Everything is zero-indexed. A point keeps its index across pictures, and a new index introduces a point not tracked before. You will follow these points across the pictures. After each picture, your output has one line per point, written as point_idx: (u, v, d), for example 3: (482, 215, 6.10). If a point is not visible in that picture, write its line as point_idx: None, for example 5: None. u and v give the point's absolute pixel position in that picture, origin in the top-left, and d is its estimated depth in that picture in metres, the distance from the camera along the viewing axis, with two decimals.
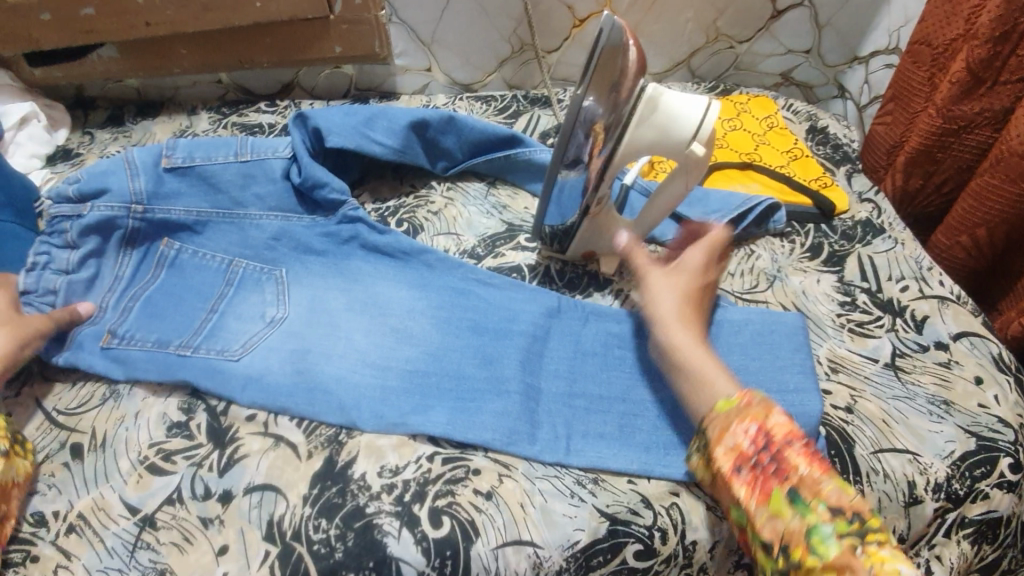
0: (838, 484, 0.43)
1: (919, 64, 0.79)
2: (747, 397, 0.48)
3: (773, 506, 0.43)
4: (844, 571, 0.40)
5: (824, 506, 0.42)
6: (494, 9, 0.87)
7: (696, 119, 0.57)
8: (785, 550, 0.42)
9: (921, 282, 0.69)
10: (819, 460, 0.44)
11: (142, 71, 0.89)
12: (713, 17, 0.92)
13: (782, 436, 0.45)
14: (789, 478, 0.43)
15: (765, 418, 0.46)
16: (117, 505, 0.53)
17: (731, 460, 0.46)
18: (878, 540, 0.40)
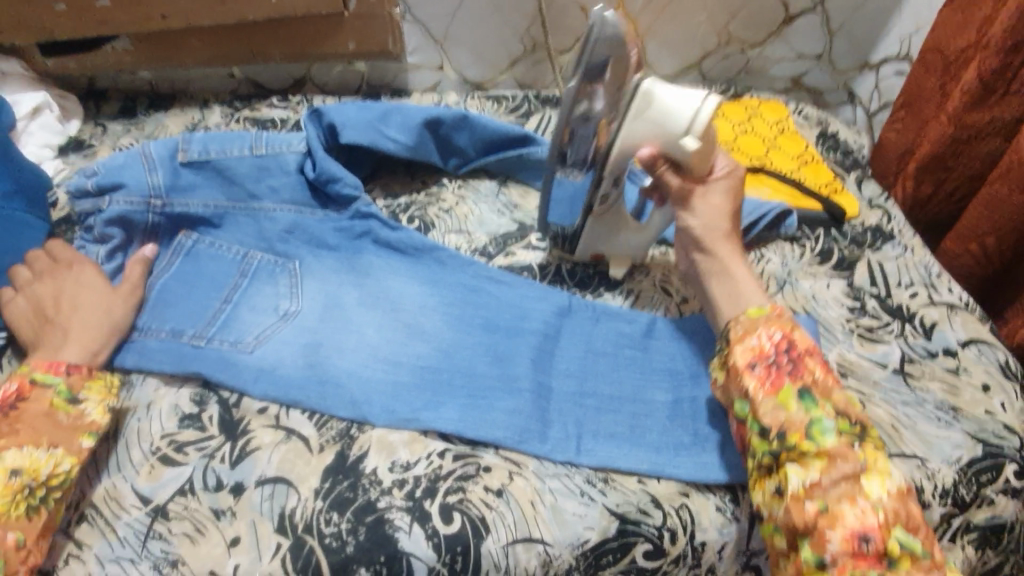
0: (845, 396, 0.51)
1: (930, 72, 0.79)
2: (779, 311, 0.56)
3: (780, 398, 0.51)
4: (836, 456, 0.48)
5: (831, 408, 0.50)
6: (508, 8, 0.87)
7: (690, 112, 0.57)
8: (783, 435, 0.49)
9: (930, 288, 0.70)
10: (829, 373, 0.53)
11: (156, 63, 0.89)
12: (725, 21, 0.92)
13: (803, 347, 0.53)
14: (804, 380, 0.51)
15: (790, 329, 0.54)
16: (129, 495, 0.53)
17: (750, 357, 0.54)
18: (873, 445, 0.49)
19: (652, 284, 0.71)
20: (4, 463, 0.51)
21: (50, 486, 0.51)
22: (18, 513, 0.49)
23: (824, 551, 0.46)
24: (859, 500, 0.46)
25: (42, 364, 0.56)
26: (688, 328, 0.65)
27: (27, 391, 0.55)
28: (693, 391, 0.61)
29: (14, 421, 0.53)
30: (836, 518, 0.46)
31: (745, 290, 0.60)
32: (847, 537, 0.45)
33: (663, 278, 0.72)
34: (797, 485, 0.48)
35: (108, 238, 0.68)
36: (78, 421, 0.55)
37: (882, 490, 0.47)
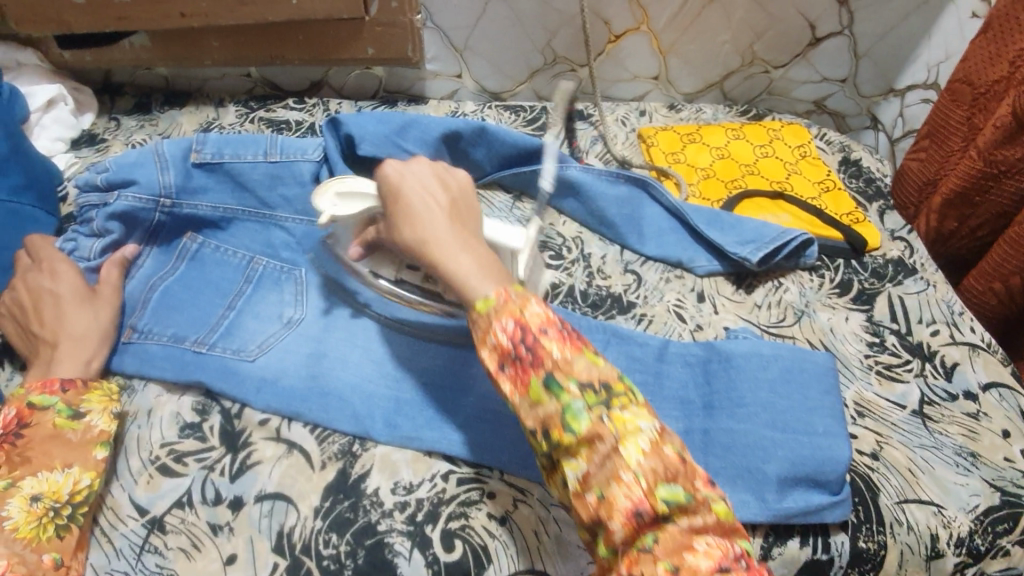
0: (587, 360, 0.44)
1: (959, 102, 0.77)
2: (505, 294, 0.46)
3: (532, 395, 0.44)
4: (594, 441, 0.42)
5: (574, 383, 0.43)
6: (529, 19, 0.86)
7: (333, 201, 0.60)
8: (546, 432, 0.43)
9: (952, 327, 0.68)
10: (572, 341, 0.45)
11: (173, 60, 0.89)
12: (750, 41, 0.90)
13: (537, 326, 0.45)
14: (544, 364, 0.44)
15: (522, 312, 0.45)
16: (126, 506, 0.53)
17: (494, 361, 0.45)
18: (621, 404, 0.43)
19: (665, 309, 0.70)
20: (23, 491, 0.49)
21: (75, 504, 0.50)
22: (48, 535, 0.48)
23: (615, 544, 0.41)
24: (622, 475, 0.41)
25: (38, 385, 0.55)
26: (703, 354, 0.63)
27: (28, 415, 0.53)
28: (704, 422, 0.59)
29: (25, 450, 0.51)
30: (612, 504, 0.40)
31: (465, 282, 0.48)
32: (625, 520, 0.40)
33: (677, 301, 0.70)
34: (575, 479, 0.42)
35: (107, 233, 0.67)
36: (87, 435, 0.53)
37: (640, 453, 0.41)
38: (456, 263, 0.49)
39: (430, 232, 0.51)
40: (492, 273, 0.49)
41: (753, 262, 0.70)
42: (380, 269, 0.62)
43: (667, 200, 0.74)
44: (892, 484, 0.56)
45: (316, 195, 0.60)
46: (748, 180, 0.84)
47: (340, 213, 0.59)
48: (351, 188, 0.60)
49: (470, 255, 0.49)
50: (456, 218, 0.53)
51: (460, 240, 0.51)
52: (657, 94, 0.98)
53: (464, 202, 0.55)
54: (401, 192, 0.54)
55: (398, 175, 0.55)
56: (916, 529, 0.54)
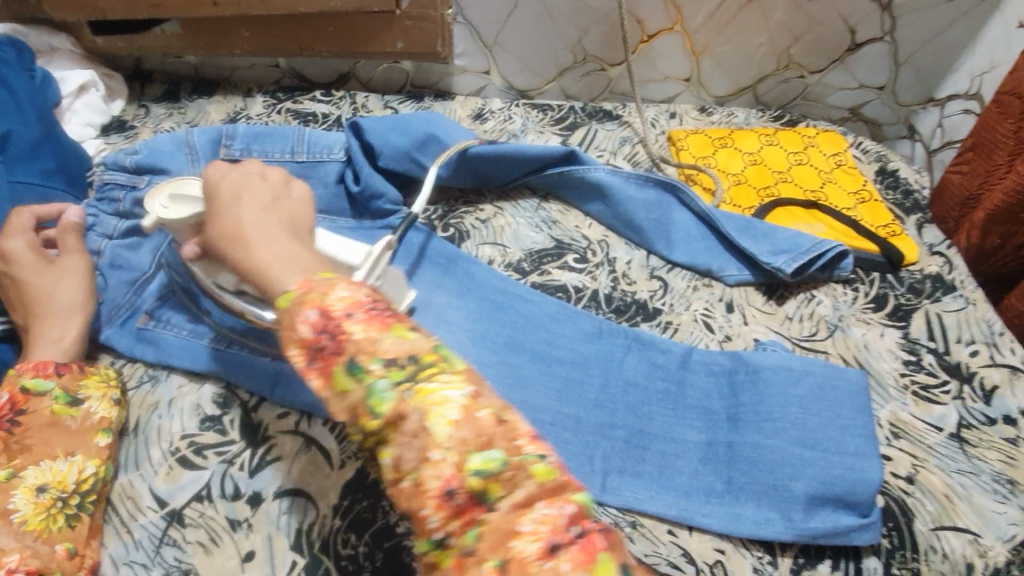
0: (396, 335, 0.38)
1: (1006, 115, 0.74)
2: (305, 282, 0.40)
3: (336, 387, 0.37)
4: (400, 424, 0.35)
5: (379, 361, 0.37)
6: (561, 16, 0.85)
7: (167, 200, 0.55)
8: (356, 423, 0.37)
9: (992, 348, 0.65)
10: (380, 318, 0.39)
11: (203, 49, 0.89)
12: (787, 44, 0.88)
13: (341, 310, 0.38)
14: (346, 350, 0.37)
15: (324, 298, 0.39)
16: (146, 496, 0.53)
17: (301, 358, 0.38)
18: (429, 376, 0.37)
19: (692, 317, 0.68)
20: (27, 482, 0.50)
21: (81, 493, 0.50)
22: (59, 525, 0.49)
23: (433, 535, 0.34)
24: (431, 454, 0.34)
25: (29, 368, 0.54)
26: (728, 364, 0.61)
27: (22, 402, 0.53)
28: (729, 435, 0.57)
29: (23, 438, 0.52)
30: (424, 490, 0.35)
31: (270, 272, 0.43)
32: (437, 505, 0.34)
33: (705, 310, 0.69)
34: (387, 467, 0.36)
35: (130, 216, 0.67)
36: (86, 423, 0.53)
37: (449, 424, 0.35)
38: (264, 250, 0.44)
39: (238, 228, 0.47)
40: (301, 261, 0.43)
41: (786, 273, 0.68)
42: (218, 278, 0.56)
43: (697, 206, 0.73)
44: (928, 510, 0.54)
45: (149, 198, 0.55)
46: (781, 188, 0.82)
47: (166, 215, 0.54)
48: (187, 191, 0.55)
49: (280, 245, 0.45)
50: (272, 210, 0.49)
51: (267, 231, 0.46)
52: (687, 95, 0.96)
53: (289, 196, 0.51)
54: (217, 188, 0.50)
55: (217, 176, 0.51)
56: (951, 558, 0.52)
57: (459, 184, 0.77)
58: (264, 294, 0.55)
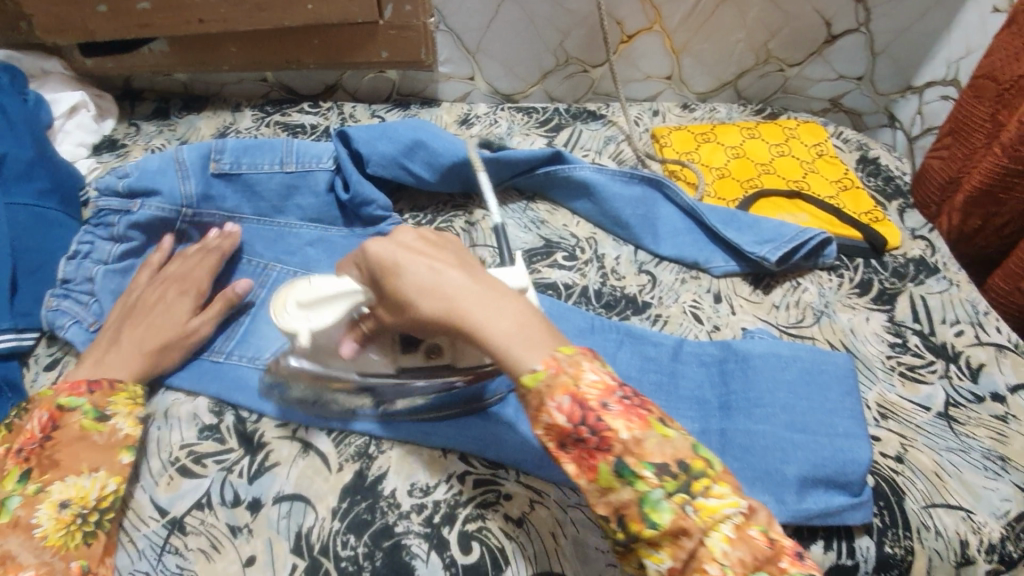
0: (660, 435, 0.40)
1: (982, 98, 0.75)
2: (553, 365, 0.41)
3: (602, 482, 0.41)
4: (678, 535, 0.39)
5: (650, 468, 0.40)
6: (542, 20, 0.86)
7: (307, 308, 0.49)
8: (622, 519, 0.40)
9: (977, 327, 0.66)
10: (639, 416, 0.41)
11: (191, 66, 0.90)
12: (765, 39, 0.89)
13: (596, 399, 0.41)
14: (613, 449, 0.40)
15: (576, 385, 0.41)
16: (147, 507, 0.53)
17: (552, 439, 0.41)
18: (704, 489, 0.40)
19: (681, 309, 0.69)
20: (52, 497, 0.50)
21: (102, 510, 0.51)
22: (76, 542, 0.49)
23: None
24: (708, 568, 0.38)
25: (66, 386, 0.55)
26: (718, 354, 0.62)
27: (57, 418, 0.54)
28: (721, 422, 0.57)
29: (53, 452, 0.52)
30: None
31: (507, 351, 0.42)
32: None
33: (693, 302, 0.70)
34: (656, 571, 0.40)
35: (127, 240, 0.69)
36: (113, 438, 0.54)
37: (725, 542, 0.38)
38: (491, 329, 0.43)
39: (447, 298, 0.44)
40: (533, 334, 0.43)
41: (772, 262, 0.69)
42: (369, 367, 0.54)
43: (682, 201, 0.74)
44: (918, 488, 0.55)
45: (278, 316, 0.49)
46: (764, 180, 0.83)
47: (318, 326, 0.48)
48: (313, 292, 0.48)
49: (506, 318, 0.43)
50: (470, 271, 0.46)
51: (483, 292, 0.44)
52: (670, 93, 0.97)
53: (465, 253, 0.48)
54: (397, 263, 0.45)
55: (384, 246, 0.46)
56: (944, 534, 0.53)
57: (446, 190, 0.78)
58: (424, 356, 0.53)
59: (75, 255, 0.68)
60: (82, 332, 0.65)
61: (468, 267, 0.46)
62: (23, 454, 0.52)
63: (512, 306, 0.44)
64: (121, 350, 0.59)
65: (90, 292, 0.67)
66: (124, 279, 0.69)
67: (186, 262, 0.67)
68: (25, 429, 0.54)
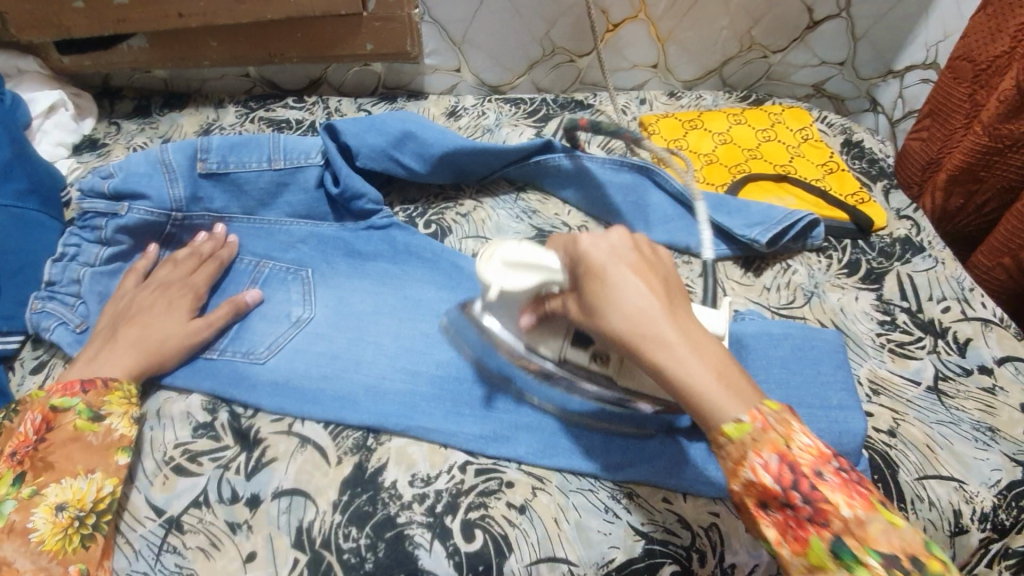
0: (887, 522, 0.36)
1: (959, 80, 0.77)
2: (762, 418, 0.39)
3: (811, 557, 0.37)
4: None
5: (875, 555, 0.35)
6: (527, 10, 0.86)
7: (517, 267, 0.48)
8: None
9: (964, 303, 0.68)
10: (859, 493, 0.37)
11: (171, 62, 0.88)
12: (749, 26, 0.90)
13: (810, 465, 0.38)
14: (831, 525, 0.36)
15: (787, 444, 0.38)
16: (143, 507, 0.52)
17: (755, 502, 0.39)
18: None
19: None
20: (47, 500, 0.49)
21: (98, 512, 0.50)
22: (74, 546, 0.48)
23: None
24: None
25: (57, 388, 0.54)
26: None
27: (52, 419, 0.53)
28: None
29: (47, 455, 0.51)
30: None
31: (703, 396, 0.40)
32: None
33: (686, 286, 0.70)
34: None
35: (114, 243, 0.68)
36: (108, 438, 0.53)
37: None
38: (692, 374, 0.41)
39: (648, 329, 0.42)
40: (734, 386, 0.41)
41: (762, 244, 0.69)
42: (539, 345, 0.54)
43: (673, 186, 0.73)
44: (911, 461, 0.56)
45: (479, 262, 0.49)
46: (751, 164, 0.84)
47: (512, 288, 0.48)
48: (524, 256, 0.48)
49: (705, 362, 0.41)
50: (673, 301, 0.43)
51: (687, 331, 0.42)
52: (656, 82, 0.98)
53: (672, 275, 0.46)
54: (605, 276, 0.43)
55: (597, 250, 0.45)
56: (937, 505, 0.54)
57: (436, 182, 0.77)
58: (591, 358, 0.51)
59: (61, 258, 0.67)
60: (68, 333, 0.64)
61: (670, 295, 0.44)
62: (16, 458, 0.51)
63: (709, 345, 0.42)
64: (113, 350, 0.58)
65: (77, 294, 0.66)
66: (113, 281, 0.68)
67: (175, 266, 0.66)
68: (19, 432, 0.53)
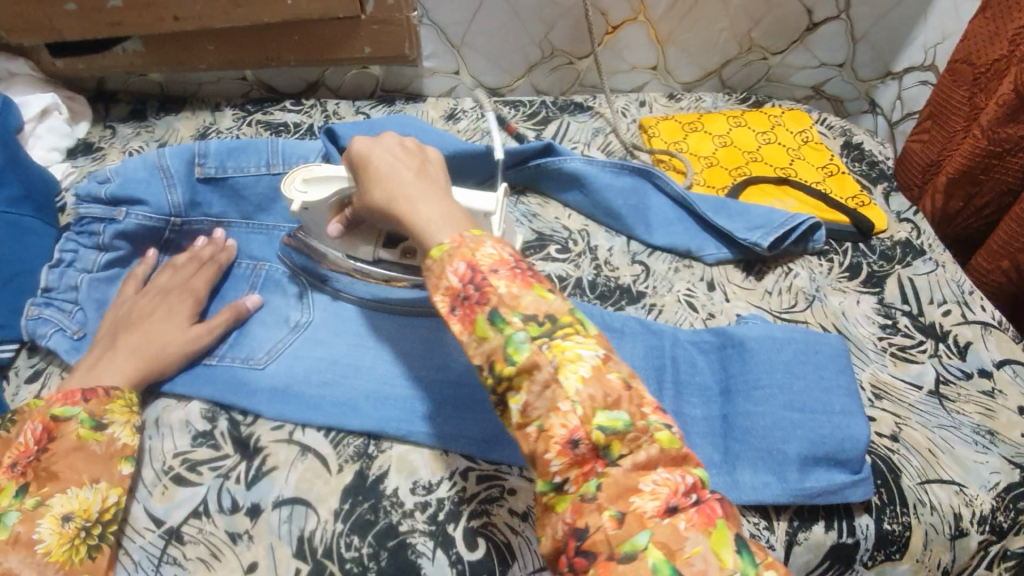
0: (536, 295, 0.42)
1: (960, 83, 0.77)
2: (459, 238, 0.44)
3: (477, 332, 0.41)
4: (533, 372, 0.39)
5: (519, 316, 0.41)
6: (526, 12, 0.85)
7: (315, 185, 0.59)
8: (491, 366, 0.41)
9: (964, 306, 0.68)
10: (524, 278, 0.42)
11: (167, 65, 0.88)
12: (748, 28, 0.90)
13: (489, 266, 0.42)
14: (490, 302, 0.41)
15: (474, 254, 0.43)
16: (143, 517, 0.52)
17: (446, 303, 0.43)
18: (565, 335, 0.41)
19: (675, 298, 0.69)
20: (53, 510, 0.48)
21: (104, 522, 0.49)
22: (80, 556, 0.48)
23: (553, 478, 0.39)
24: (561, 405, 0.39)
25: (58, 397, 0.53)
26: (716, 341, 0.62)
27: (54, 429, 0.52)
28: (723, 409, 0.58)
29: (50, 464, 0.50)
30: (549, 436, 0.39)
31: (422, 227, 0.46)
32: (563, 451, 0.39)
33: (687, 290, 0.70)
34: (517, 412, 0.40)
35: (111, 249, 0.68)
36: (111, 448, 0.52)
37: (580, 382, 0.39)
38: (415, 215, 0.47)
39: (391, 186, 0.49)
40: (450, 220, 0.46)
41: (763, 247, 0.69)
42: (354, 250, 0.63)
43: (672, 189, 0.74)
44: (914, 466, 0.56)
45: (285, 185, 0.60)
46: (752, 167, 0.84)
47: (310, 199, 0.59)
48: (316, 172, 0.59)
49: (426, 207, 0.47)
50: (423, 173, 0.51)
51: (419, 190, 0.48)
52: (655, 84, 0.97)
53: (434, 160, 0.53)
54: (365, 154, 0.52)
55: (364, 143, 0.53)
56: (939, 509, 0.54)
57: None
58: (400, 254, 0.62)
59: (57, 264, 0.66)
60: (65, 340, 0.63)
61: (418, 165, 0.51)
62: (18, 469, 0.50)
63: (437, 198, 0.49)
64: (112, 358, 0.57)
65: (74, 301, 0.66)
66: (110, 287, 0.67)
67: (170, 270, 0.66)
68: (18, 442, 0.51)
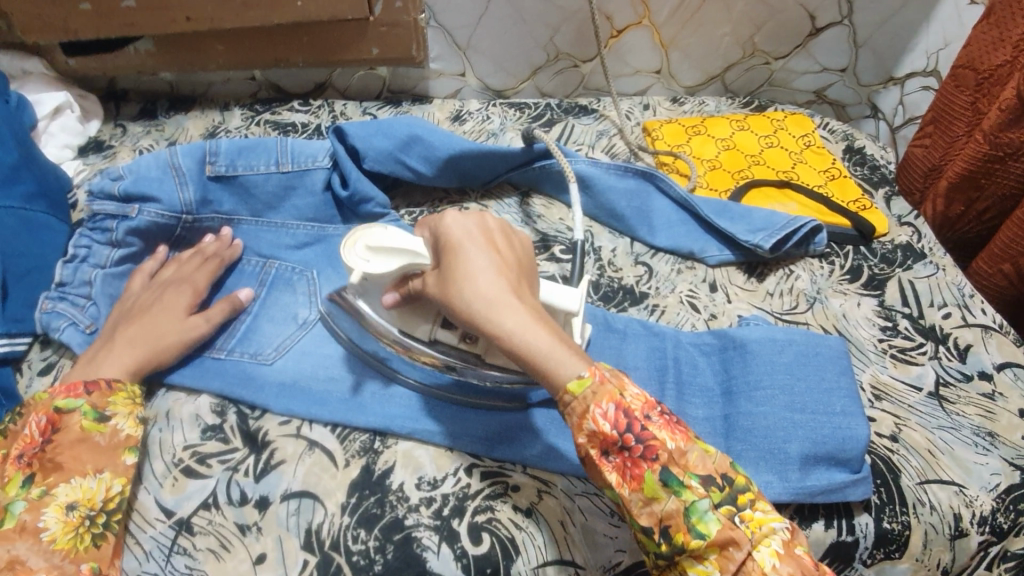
0: (700, 449, 0.43)
1: (963, 88, 0.77)
2: (599, 372, 0.44)
3: (648, 491, 0.42)
4: (726, 546, 0.41)
5: (697, 480, 0.42)
6: (532, 16, 0.86)
7: (383, 255, 0.52)
8: (666, 530, 0.42)
9: (964, 309, 0.68)
10: (681, 430, 0.44)
11: (177, 65, 0.89)
12: (751, 33, 0.90)
13: (640, 410, 0.43)
14: (659, 459, 0.42)
15: (622, 394, 0.43)
16: (153, 508, 0.53)
17: (597, 449, 0.43)
18: (748, 502, 0.42)
19: (677, 299, 0.70)
20: (58, 500, 0.49)
21: (109, 511, 0.50)
22: (86, 545, 0.49)
23: None
24: None
25: (61, 390, 0.54)
26: (717, 342, 0.63)
27: (58, 421, 0.53)
28: (725, 409, 0.59)
29: (55, 455, 0.51)
30: None
31: (546, 356, 0.44)
32: None
33: (689, 291, 0.71)
34: None
35: (124, 245, 0.68)
36: (115, 439, 0.53)
37: (774, 556, 0.40)
38: (535, 338, 0.44)
39: (499, 301, 0.45)
40: (571, 346, 0.45)
41: (765, 249, 0.70)
42: (411, 328, 0.57)
43: (675, 192, 0.75)
44: (913, 465, 0.57)
45: (347, 249, 0.54)
46: (753, 170, 0.85)
47: (372, 271, 0.52)
48: (384, 240, 0.52)
49: (546, 329, 0.45)
50: (520, 279, 0.48)
51: (530, 307, 0.46)
52: (658, 87, 0.98)
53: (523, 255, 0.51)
54: (462, 253, 0.48)
55: (458, 236, 0.49)
56: (938, 509, 0.55)
57: (441, 185, 0.78)
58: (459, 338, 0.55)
59: (72, 259, 0.67)
60: (78, 334, 0.64)
61: (517, 269, 0.49)
62: (25, 459, 0.51)
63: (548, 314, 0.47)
64: (121, 352, 0.58)
65: (87, 296, 0.67)
66: (123, 283, 0.69)
67: (182, 267, 0.67)
68: (24, 434, 0.53)
